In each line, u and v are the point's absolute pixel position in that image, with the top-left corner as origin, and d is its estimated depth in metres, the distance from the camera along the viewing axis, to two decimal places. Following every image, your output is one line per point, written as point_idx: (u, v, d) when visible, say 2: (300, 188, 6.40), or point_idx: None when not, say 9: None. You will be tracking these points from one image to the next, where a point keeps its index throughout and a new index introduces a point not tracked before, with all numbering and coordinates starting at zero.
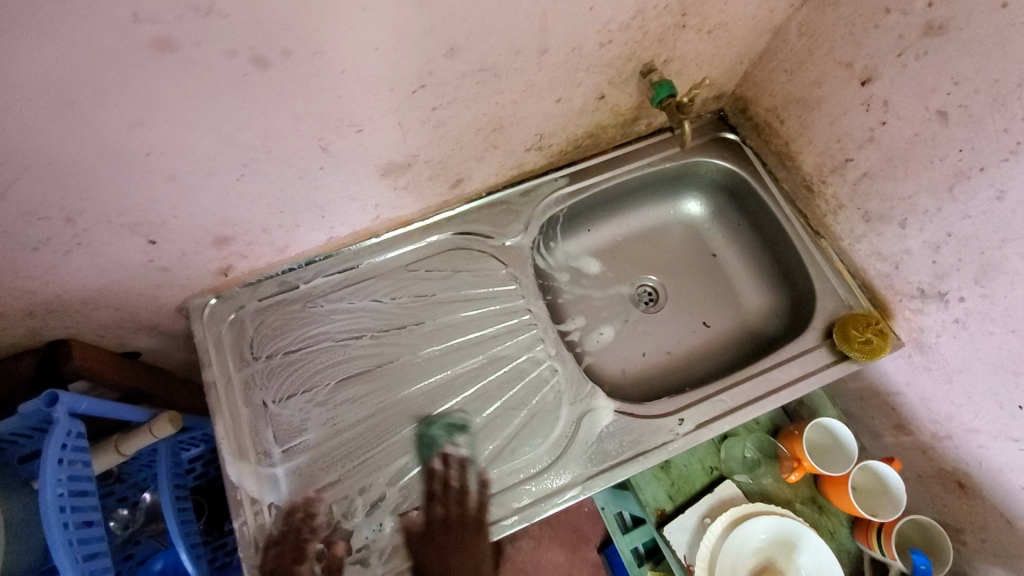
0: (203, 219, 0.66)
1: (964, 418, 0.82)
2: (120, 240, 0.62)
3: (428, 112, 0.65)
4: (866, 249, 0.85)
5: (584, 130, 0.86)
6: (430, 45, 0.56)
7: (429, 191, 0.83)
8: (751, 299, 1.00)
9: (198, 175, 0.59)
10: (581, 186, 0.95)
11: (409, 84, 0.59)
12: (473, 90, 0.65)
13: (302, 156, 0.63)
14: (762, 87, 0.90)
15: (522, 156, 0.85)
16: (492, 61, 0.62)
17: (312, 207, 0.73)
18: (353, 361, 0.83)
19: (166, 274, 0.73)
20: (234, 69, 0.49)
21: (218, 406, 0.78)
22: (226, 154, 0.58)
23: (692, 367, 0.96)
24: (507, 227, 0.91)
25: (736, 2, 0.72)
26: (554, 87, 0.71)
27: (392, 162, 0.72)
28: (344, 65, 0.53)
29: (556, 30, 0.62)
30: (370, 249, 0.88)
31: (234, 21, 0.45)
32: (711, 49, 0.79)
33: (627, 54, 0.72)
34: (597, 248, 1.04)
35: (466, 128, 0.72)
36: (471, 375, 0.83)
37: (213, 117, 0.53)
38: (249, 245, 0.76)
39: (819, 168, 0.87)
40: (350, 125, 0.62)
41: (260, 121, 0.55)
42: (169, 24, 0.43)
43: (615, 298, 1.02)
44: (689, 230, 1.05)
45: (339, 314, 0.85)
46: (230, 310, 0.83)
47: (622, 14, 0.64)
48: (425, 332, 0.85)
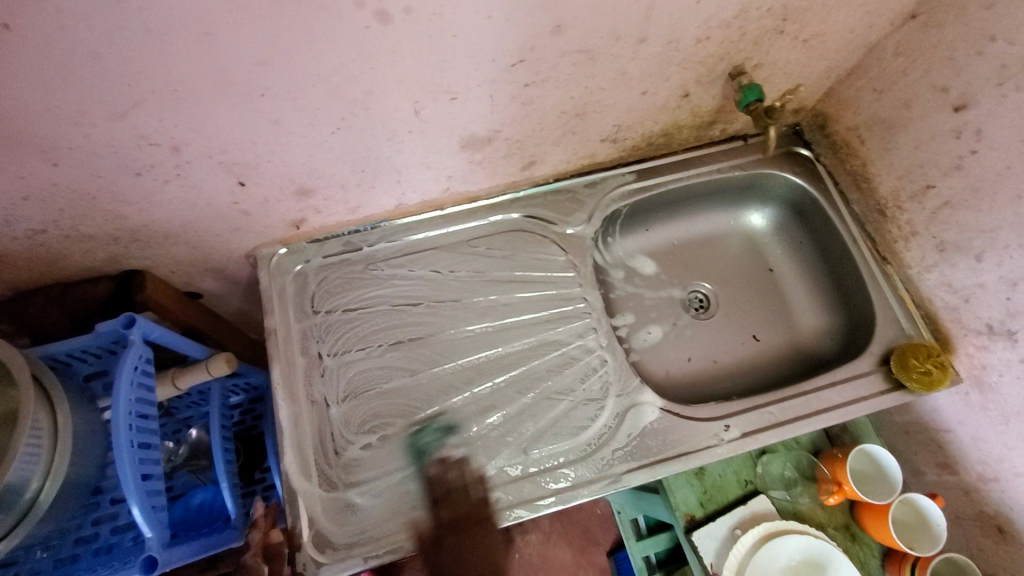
0: (292, 167, 0.68)
1: (1015, 461, 0.80)
2: (214, 177, 0.65)
3: (520, 88, 0.66)
4: (935, 279, 0.84)
5: (661, 128, 0.87)
6: (538, 20, 0.57)
7: (501, 169, 0.84)
8: (805, 318, 0.98)
9: (299, 123, 0.61)
10: (648, 184, 0.95)
11: (510, 57, 0.60)
12: (567, 71, 0.66)
13: (395, 117, 0.64)
14: (845, 105, 0.89)
15: (596, 146, 0.86)
16: (592, 44, 0.62)
17: (391, 170, 0.75)
18: (408, 326, 0.84)
19: (245, 219, 0.76)
20: (356, 20, 0.50)
21: (277, 353, 0.80)
22: (328, 105, 0.59)
23: (737, 377, 0.95)
24: (570, 215, 0.92)
25: (838, 13, 0.71)
26: (643, 79, 0.72)
27: (474, 134, 0.73)
28: (455, 29, 0.55)
29: (659, 21, 0.63)
30: (435, 220, 0.90)
31: None
32: (802, 59, 0.79)
33: (720, 54, 0.72)
34: (653, 249, 1.04)
35: (551, 110, 0.73)
36: (521, 356, 0.84)
37: (327, 66, 0.54)
38: (325, 201, 0.78)
39: (896, 192, 0.85)
40: (446, 92, 0.63)
41: (367, 76, 0.57)
42: None
43: (666, 301, 1.02)
44: (748, 242, 1.04)
45: (399, 280, 0.87)
46: (296, 263, 0.86)
47: (725, 12, 0.64)
48: (479, 308, 0.86)
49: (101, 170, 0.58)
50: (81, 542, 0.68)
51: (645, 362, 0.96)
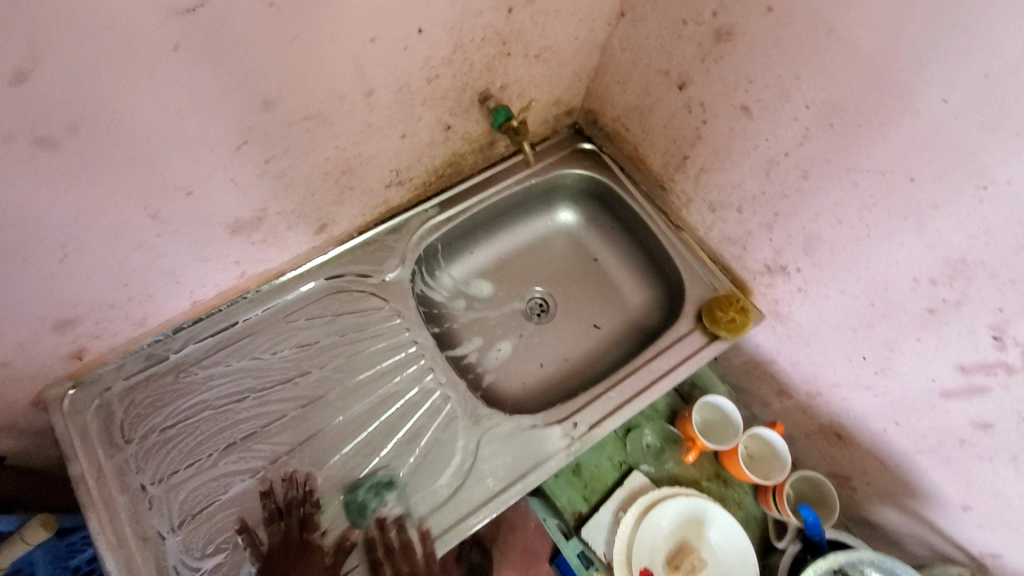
0: (33, 306, 0.62)
1: (826, 374, 0.89)
2: None
3: (263, 165, 0.65)
4: (718, 235, 0.92)
5: (442, 160, 0.89)
6: (241, 103, 0.55)
7: (293, 239, 0.82)
8: (632, 295, 1.05)
9: (14, 263, 0.55)
10: (452, 212, 0.97)
11: (231, 141, 0.59)
12: (304, 139, 0.65)
13: (130, 228, 0.61)
14: (604, 99, 0.96)
15: (385, 192, 0.86)
16: (316, 109, 0.62)
17: (162, 274, 0.71)
18: (238, 424, 0.80)
19: (6, 370, 0.68)
20: (18, 154, 0.46)
21: (91, 500, 0.73)
22: (40, 238, 0.55)
23: (588, 369, 1.00)
24: (383, 263, 0.92)
25: (554, 27, 0.76)
26: (394, 124, 0.73)
27: (239, 219, 0.71)
28: (148, 133, 0.52)
29: (376, 73, 0.63)
30: (243, 306, 0.86)
31: (1, 106, 0.42)
32: (544, 71, 0.84)
33: (460, 86, 0.75)
34: (483, 270, 1.06)
35: (312, 175, 0.72)
36: (365, 418, 0.82)
37: (9, 204, 0.50)
38: (100, 324, 0.72)
39: (666, 166, 0.93)
40: (178, 190, 0.60)
41: (69, 199, 0.53)
42: None
43: (508, 315, 1.04)
44: (568, 239, 1.09)
45: (218, 379, 0.82)
46: (94, 395, 0.78)
47: (441, 50, 0.67)
48: (311, 382, 0.84)
49: None
50: None
51: (500, 381, 0.98)
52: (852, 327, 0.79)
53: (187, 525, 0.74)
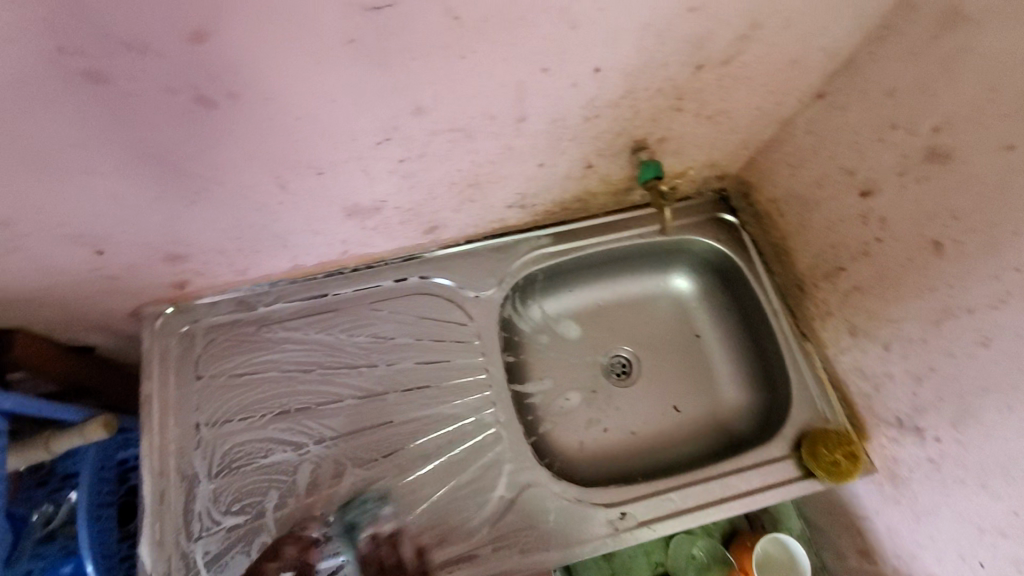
0: (153, 237, 0.64)
1: (929, 562, 0.75)
2: (63, 248, 0.61)
3: (395, 163, 0.63)
4: (849, 363, 0.80)
5: (571, 194, 0.83)
6: (394, 103, 0.53)
7: (402, 233, 0.80)
8: (726, 388, 0.95)
9: (147, 197, 0.57)
10: (564, 247, 0.92)
11: (372, 135, 0.57)
12: (443, 147, 0.62)
13: (256, 190, 0.61)
14: (765, 176, 0.85)
15: (503, 211, 0.83)
16: (464, 123, 0.59)
17: (272, 236, 0.72)
18: (298, 394, 0.80)
19: (116, 282, 0.72)
20: (174, 107, 0.46)
21: (151, 421, 0.76)
22: (174, 182, 0.56)
23: (653, 452, 0.92)
24: (479, 278, 0.89)
25: (739, 93, 0.68)
26: (535, 152, 0.68)
27: (358, 205, 0.70)
28: (297, 112, 0.51)
29: (535, 101, 0.59)
30: (337, 281, 0.86)
31: (170, 61, 0.42)
32: (709, 134, 0.76)
33: (616, 130, 0.68)
34: (576, 312, 1.00)
35: (440, 181, 0.69)
36: (413, 431, 0.80)
37: (153, 148, 0.50)
38: (206, 264, 0.74)
39: (812, 269, 0.81)
40: (309, 167, 0.59)
41: (209, 155, 0.53)
42: (100, 60, 0.40)
43: (587, 366, 0.98)
44: (674, 306, 1.01)
45: (293, 344, 0.83)
46: (184, 323, 0.82)
47: (610, 93, 0.61)
48: (375, 376, 0.82)
49: None
50: None
51: (557, 431, 0.92)
52: (981, 528, 0.66)
53: (222, 477, 0.75)
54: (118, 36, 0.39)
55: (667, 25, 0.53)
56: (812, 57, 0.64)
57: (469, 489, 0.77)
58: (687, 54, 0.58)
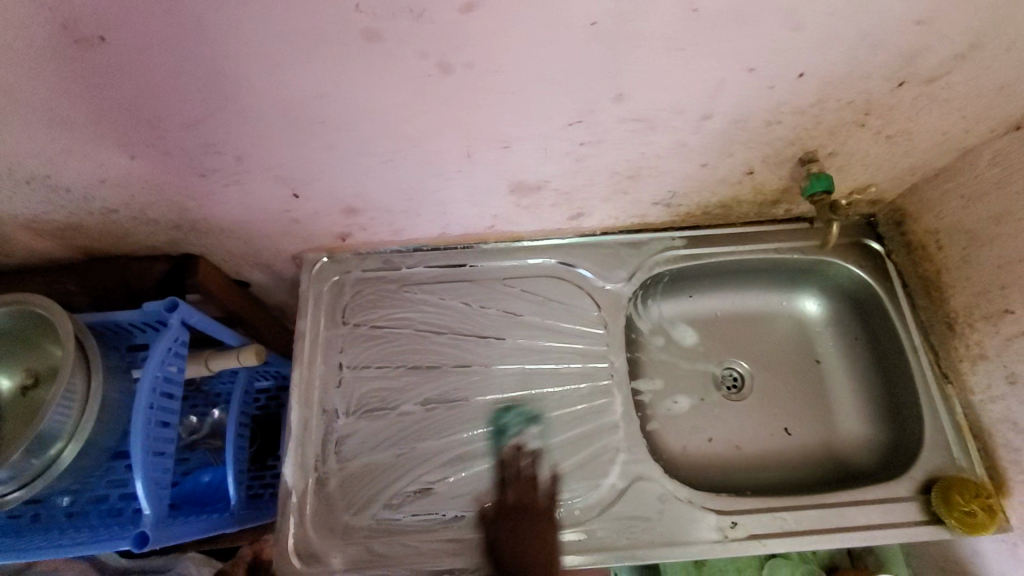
0: (342, 188, 0.71)
1: None
2: (270, 187, 0.69)
3: (573, 146, 0.66)
4: (1000, 412, 0.75)
5: (719, 200, 0.83)
6: (599, 87, 0.56)
7: (548, 216, 0.83)
8: (844, 419, 0.92)
9: (356, 149, 0.63)
10: (698, 251, 0.92)
11: (566, 117, 0.60)
12: (623, 137, 0.64)
13: (445, 156, 0.66)
14: (927, 207, 0.82)
15: (648, 208, 0.84)
16: (652, 115, 0.61)
17: (437, 202, 0.77)
18: (430, 352, 0.85)
19: (294, 225, 0.79)
20: (417, 71, 0.51)
21: (301, 356, 0.84)
22: (384, 140, 0.61)
23: (760, 470, 0.90)
24: (609, 271, 0.90)
25: (930, 115, 0.66)
26: (704, 152, 0.69)
27: (522, 182, 0.73)
28: (512, 86, 0.55)
29: (727, 100, 0.60)
30: (476, 254, 0.91)
31: (436, 28, 0.47)
32: (882, 155, 0.74)
33: (790, 139, 0.68)
34: (694, 319, 1.00)
35: (604, 169, 0.72)
36: (535, 406, 0.83)
37: (382, 105, 0.56)
38: (372, 220, 0.80)
39: (970, 309, 0.77)
40: (497, 141, 0.63)
41: (422, 117, 0.58)
42: (380, 20, 0.46)
43: (699, 374, 0.97)
44: (797, 327, 0.99)
45: (430, 307, 0.88)
46: (336, 272, 0.89)
47: (802, 100, 0.61)
48: (502, 348, 0.86)
49: (170, 169, 0.63)
50: (93, 501, 0.70)
51: (663, 432, 0.92)
52: None
53: (358, 417, 0.81)
54: (405, 4, 0.44)
55: (887, 36, 0.52)
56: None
57: (582, 473, 0.79)
58: (894, 69, 0.57)
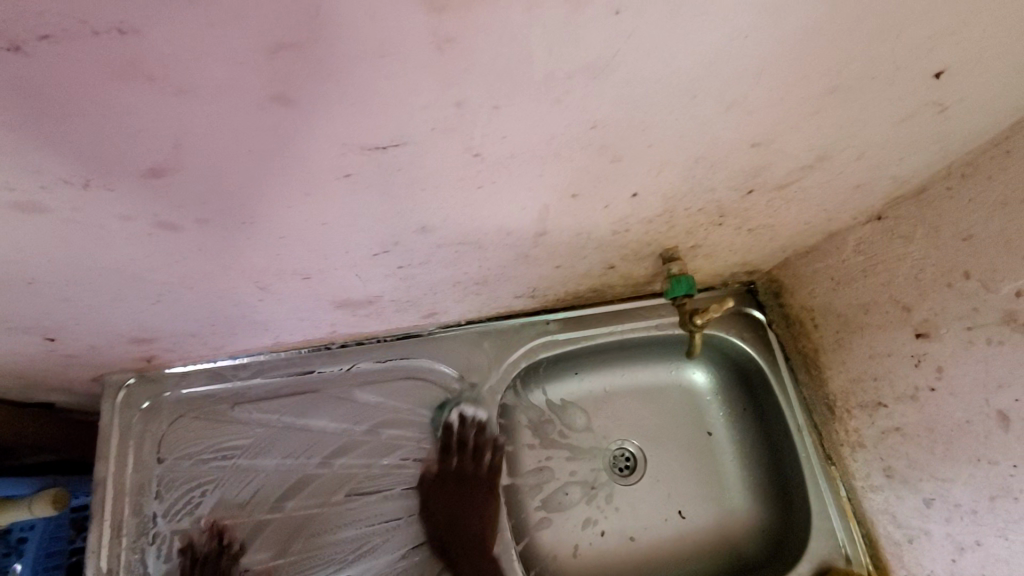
0: (115, 326, 0.57)
1: None
2: (10, 338, 0.54)
3: (393, 269, 0.55)
4: (880, 503, 0.72)
5: (587, 288, 0.75)
6: (395, 223, 0.45)
7: (398, 317, 0.72)
8: (736, 497, 0.88)
9: (102, 297, 0.49)
10: (575, 334, 0.84)
11: (368, 249, 0.49)
12: (450, 257, 0.54)
13: (232, 291, 0.53)
14: (802, 282, 0.77)
15: (511, 301, 0.74)
16: (476, 238, 0.51)
17: (253, 323, 0.64)
18: (257, 484, 0.73)
19: (73, 359, 0.64)
20: (130, 230, 0.39)
21: (102, 508, 0.69)
22: (135, 287, 0.48)
23: (652, 563, 0.84)
24: (478, 366, 0.81)
25: (789, 212, 0.60)
26: (553, 259, 0.61)
27: (349, 299, 0.62)
28: (281, 232, 0.43)
29: (560, 220, 0.51)
30: (322, 357, 0.78)
31: (122, 193, 0.34)
32: (748, 242, 0.68)
33: (646, 241, 0.60)
34: (582, 399, 0.91)
35: (442, 281, 0.61)
36: (399, 538, 0.74)
37: (109, 261, 0.42)
38: (176, 343, 0.66)
39: (846, 394, 0.74)
40: (293, 274, 0.51)
41: (175, 266, 0.45)
42: (30, 194, 0.32)
43: (588, 460, 0.89)
44: (687, 399, 0.92)
45: (266, 428, 0.75)
46: (149, 395, 0.74)
47: (646, 213, 0.53)
48: (356, 470, 0.75)
49: None
50: None
51: (550, 532, 0.84)
52: None
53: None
54: (57, 175, 0.31)
55: (724, 157, 0.45)
56: (880, 183, 0.57)
57: None
58: (742, 180, 0.50)
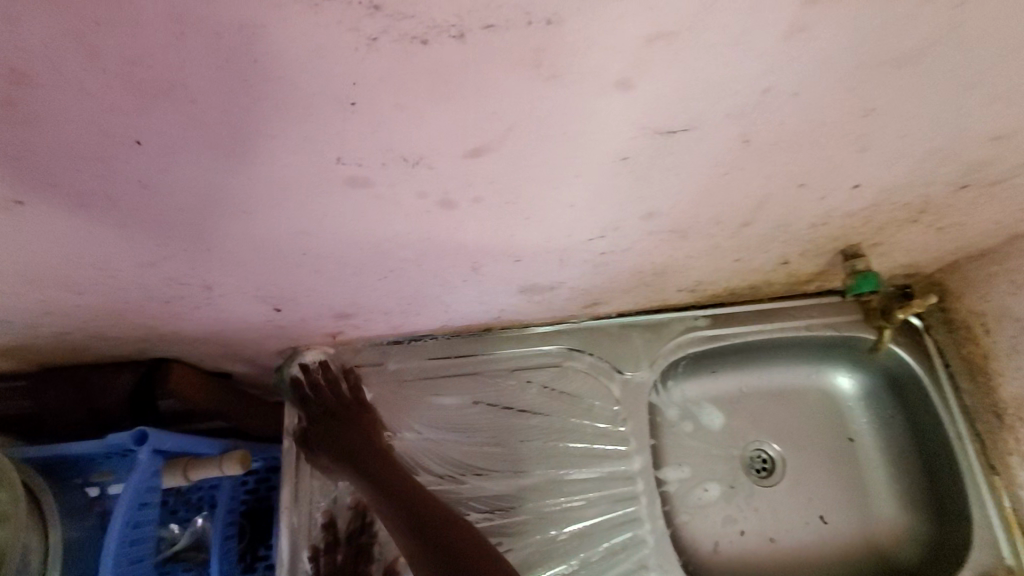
0: (333, 300, 0.63)
1: None
2: (250, 305, 0.61)
3: (593, 255, 0.58)
4: None
5: (746, 284, 0.76)
6: (628, 209, 0.48)
7: (561, 305, 0.75)
8: (882, 506, 0.85)
9: (344, 271, 0.55)
10: (721, 331, 0.85)
11: (587, 234, 0.52)
12: (650, 246, 0.57)
13: (447, 271, 0.58)
14: (972, 287, 0.76)
15: (670, 294, 0.76)
16: (686, 226, 0.53)
17: (441, 303, 0.68)
18: (341, 403, 0.77)
19: (280, 330, 0.71)
20: (416, 206, 0.43)
21: (292, 467, 0.75)
22: (376, 262, 0.53)
23: (793, 567, 0.83)
24: (628, 358, 0.83)
25: (990, 209, 0.59)
26: (736, 252, 0.62)
27: (534, 284, 0.65)
28: (528, 213, 0.47)
29: (770, 210, 0.52)
30: (481, 341, 0.82)
31: (437, 172, 0.39)
32: (929, 241, 0.67)
33: (834, 236, 0.61)
34: (719, 397, 0.91)
35: (626, 270, 0.64)
36: (552, 525, 0.75)
37: (377, 236, 0.48)
38: (365, 321, 0.72)
39: (1021, 401, 0.73)
40: (508, 255, 0.55)
41: (422, 243, 0.50)
42: (369, 169, 0.37)
43: (727, 459, 0.88)
44: (829, 403, 0.90)
45: (431, 405, 0.79)
46: (327, 368, 0.80)
47: (854, 206, 0.53)
48: (511, 451, 0.78)
49: (132, 298, 0.56)
50: None
51: (691, 525, 0.84)
52: None
53: (350, 555, 0.72)
54: (399, 152, 0.36)
55: (963, 148, 0.45)
56: None
57: (349, 433, 0.73)
58: (963, 173, 0.50)
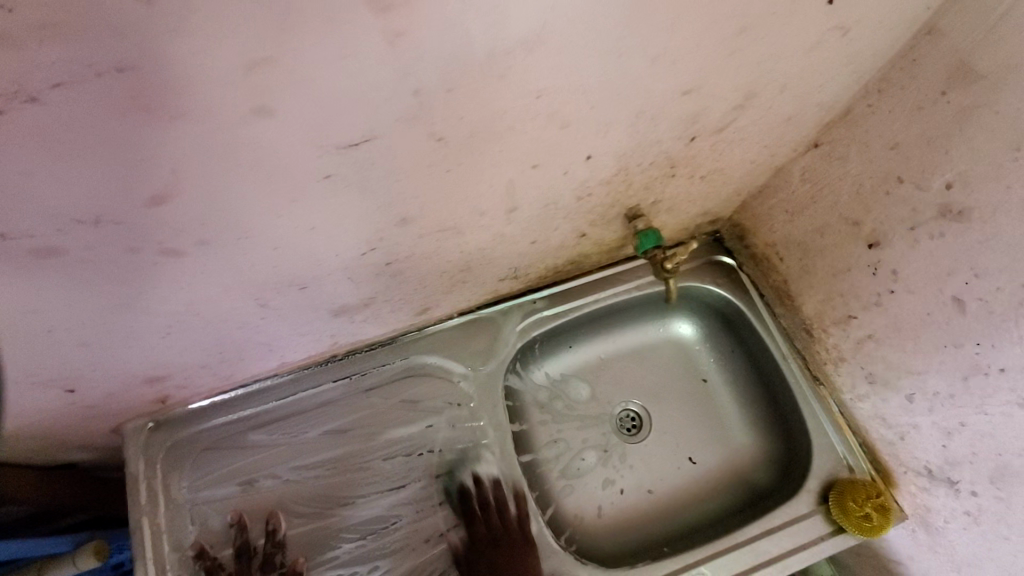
0: (129, 367, 0.60)
1: None
2: (33, 393, 0.57)
3: (382, 267, 0.59)
4: (868, 410, 0.77)
5: (565, 260, 0.79)
6: (377, 218, 0.49)
7: (393, 318, 0.76)
8: (738, 435, 0.92)
9: (117, 337, 0.52)
10: (562, 308, 0.89)
11: (355, 249, 0.53)
12: (431, 247, 0.59)
13: (234, 314, 0.57)
14: (761, 221, 0.84)
15: (496, 285, 0.78)
16: (452, 223, 0.55)
17: (258, 344, 0.67)
18: (506, 531, 0.77)
19: (94, 409, 0.67)
20: (138, 261, 0.42)
21: (143, 548, 0.71)
22: (146, 321, 0.51)
23: (672, 511, 0.88)
24: (478, 353, 0.85)
25: (734, 152, 0.65)
26: (527, 234, 0.65)
27: (345, 305, 0.65)
28: (274, 243, 0.47)
29: (526, 193, 0.55)
30: (328, 370, 0.81)
31: (130, 226, 0.38)
32: (704, 190, 0.73)
33: (609, 203, 0.65)
34: (581, 370, 0.95)
35: (430, 272, 0.65)
36: (427, 532, 0.76)
37: (121, 297, 0.46)
38: (188, 378, 0.69)
39: (820, 314, 0.79)
40: (291, 284, 0.55)
41: (182, 294, 0.49)
42: (48, 237, 0.36)
43: (597, 425, 0.93)
44: (678, 352, 0.97)
45: (288, 445, 0.78)
46: (170, 436, 0.76)
47: (603, 174, 0.58)
48: (375, 469, 0.78)
49: None
50: None
51: (573, 497, 0.88)
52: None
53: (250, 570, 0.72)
54: (67, 214, 0.35)
55: (660, 108, 0.50)
56: (808, 112, 0.62)
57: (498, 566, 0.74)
58: (682, 128, 0.55)
